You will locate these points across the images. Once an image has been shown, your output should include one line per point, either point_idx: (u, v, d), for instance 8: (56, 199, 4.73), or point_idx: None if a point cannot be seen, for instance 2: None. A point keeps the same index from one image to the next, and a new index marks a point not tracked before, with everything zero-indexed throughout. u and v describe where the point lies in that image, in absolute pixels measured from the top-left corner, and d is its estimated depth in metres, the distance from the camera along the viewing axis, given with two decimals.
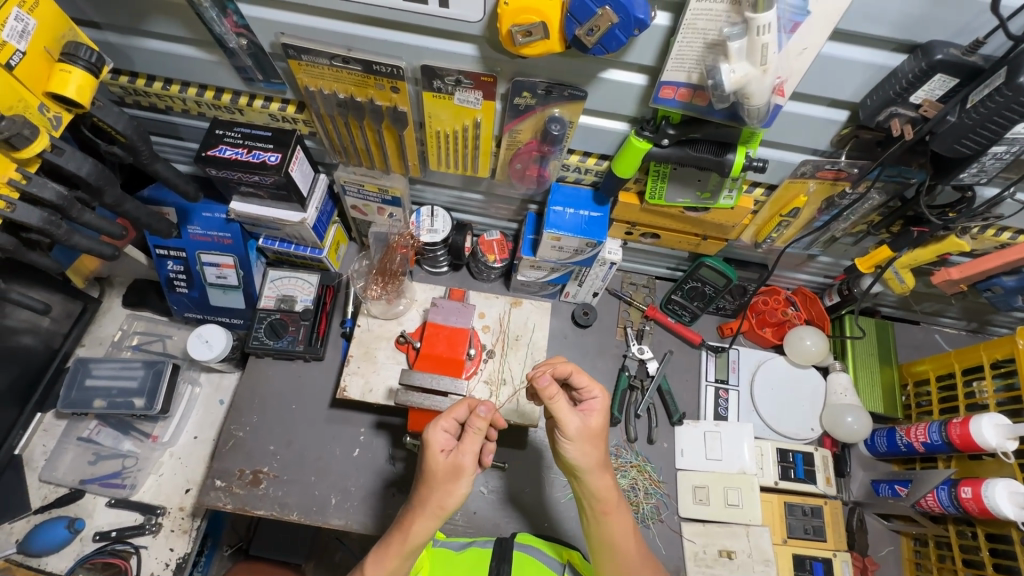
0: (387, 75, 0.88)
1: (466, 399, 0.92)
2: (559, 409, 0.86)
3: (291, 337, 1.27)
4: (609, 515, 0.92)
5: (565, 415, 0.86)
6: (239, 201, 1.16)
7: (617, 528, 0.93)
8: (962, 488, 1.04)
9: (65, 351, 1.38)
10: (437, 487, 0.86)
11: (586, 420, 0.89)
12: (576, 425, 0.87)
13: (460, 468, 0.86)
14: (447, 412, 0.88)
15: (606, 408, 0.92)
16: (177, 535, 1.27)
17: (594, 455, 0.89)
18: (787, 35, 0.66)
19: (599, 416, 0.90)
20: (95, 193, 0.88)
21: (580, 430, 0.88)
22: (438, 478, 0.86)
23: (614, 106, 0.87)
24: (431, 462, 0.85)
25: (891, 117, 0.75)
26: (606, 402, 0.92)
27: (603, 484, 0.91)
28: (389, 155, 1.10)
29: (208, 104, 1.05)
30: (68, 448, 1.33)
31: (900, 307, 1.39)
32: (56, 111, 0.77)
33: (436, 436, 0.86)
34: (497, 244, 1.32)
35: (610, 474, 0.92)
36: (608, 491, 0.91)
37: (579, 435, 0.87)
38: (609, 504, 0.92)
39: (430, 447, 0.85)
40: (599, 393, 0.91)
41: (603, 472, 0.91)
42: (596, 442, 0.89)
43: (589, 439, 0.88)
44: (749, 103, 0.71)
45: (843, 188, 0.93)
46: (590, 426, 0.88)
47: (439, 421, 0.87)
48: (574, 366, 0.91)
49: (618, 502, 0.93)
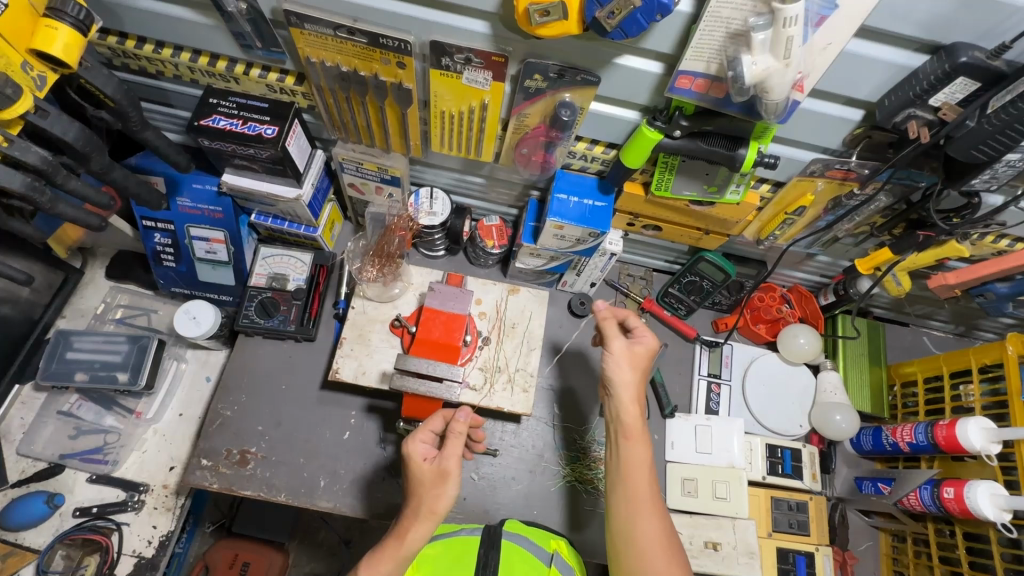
0: (393, 49, 0.84)
1: (444, 411, 0.98)
2: (607, 330, 0.99)
3: (283, 316, 1.24)
4: (631, 441, 0.96)
5: (612, 336, 0.99)
6: (232, 174, 1.12)
7: (637, 456, 0.95)
8: (945, 488, 1.06)
9: (46, 322, 1.34)
10: (428, 490, 0.91)
11: (632, 346, 0.99)
12: (621, 348, 0.98)
13: (445, 473, 0.91)
14: (423, 426, 0.94)
15: (650, 349, 1.00)
16: (160, 512, 1.25)
17: (629, 379, 0.98)
18: (812, 29, 0.65)
19: (643, 348, 0.99)
20: (81, 159, 0.84)
21: (623, 350, 0.98)
22: (425, 484, 0.91)
23: (627, 94, 0.85)
24: (415, 472, 0.92)
25: (908, 118, 0.74)
26: (655, 344, 1.00)
27: (628, 412, 0.97)
28: (390, 132, 1.06)
29: (201, 71, 1.00)
30: (47, 422, 1.30)
31: (891, 308, 1.41)
32: (40, 70, 0.72)
33: (415, 448, 0.93)
34: (496, 230, 1.30)
35: (639, 407, 0.98)
36: (633, 419, 0.96)
37: (620, 353, 0.98)
38: (633, 431, 0.96)
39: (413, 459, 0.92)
40: (647, 335, 1.00)
41: (634, 398, 0.97)
42: (635, 371, 0.99)
43: (627, 360, 0.98)
44: (767, 97, 0.69)
45: (851, 189, 0.92)
46: (631, 351, 0.98)
47: (420, 434, 0.93)
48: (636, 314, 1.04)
49: (642, 432, 0.96)
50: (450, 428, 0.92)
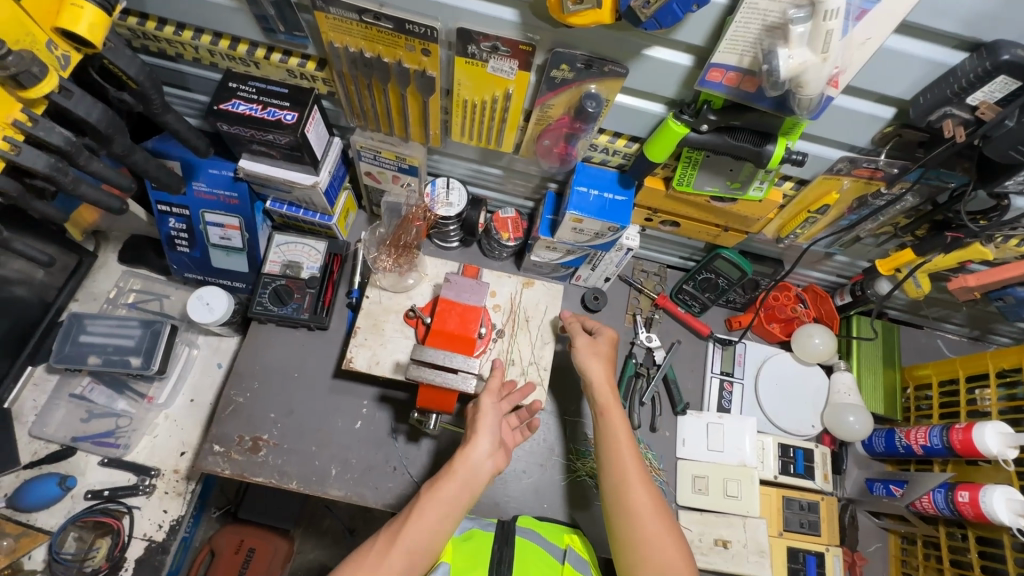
0: (419, 36, 0.83)
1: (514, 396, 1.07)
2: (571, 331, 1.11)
3: (296, 304, 1.23)
4: (606, 414, 1.01)
5: (576, 334, 1.10)
6: (249, 160, 1.12)
7: (616, 425, 0.99)
8: (960, 492, 1.06)
9: (59, 305, 1.33)
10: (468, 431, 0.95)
11: (594, 341, 1.10)
12: (583, 342, 1.09)
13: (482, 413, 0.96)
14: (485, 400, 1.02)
15: (612, 342, 1.11)
16: (171, 497, 1.26)
17: (598, 368, 1.06)
18: (852, 23, 0.64)
19: (605, 339, 1.10)
20: (103, 141, 0.83)
21: (587, 345, 1.09)
22: (470, 424, 0.95)
23: (654, 87, 0.84)
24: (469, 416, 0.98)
25: (944, 117, 0.73)
26: (614, 336, 1.11)
27: (601, 389, 1.04)
28: (410, 121, 1.05)
29: (222, 54, 0.99)
30: (59, 404, 1.30)
31: (907, 311, 1.40)
32: (65, 50, 0.72)
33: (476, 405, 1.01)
34: (512, 222, 1.29)
35: (610, 385, 1.04)
36: (605, 395, 1.03)
37: (585, 346, 1.08)
38: (608, 403, 1.02)
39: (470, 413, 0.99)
40: (609, 331, 1.12)
41: (605, 379, 1.05)
42: (603, 362, 1.07)
43: (591, 352, 1.08)
44: (802, 92, 0.68)
45: (878, 188, 0.91)
46: (592, 346, 1.09)
47: (486, 398, 1.02)
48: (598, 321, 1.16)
49: (616, 405, 1.02)
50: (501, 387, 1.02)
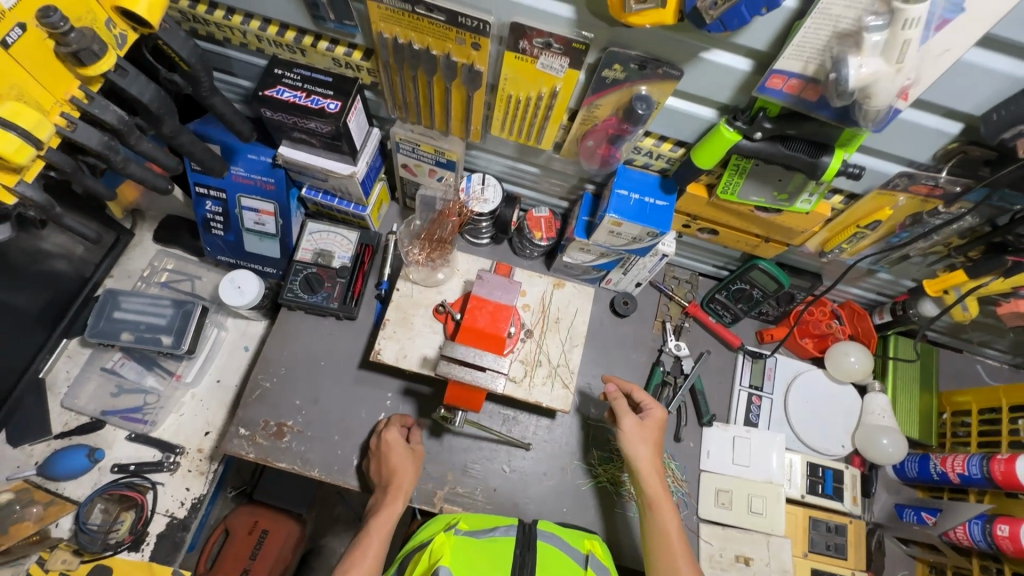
0: (471, 29, 0.82)
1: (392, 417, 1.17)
2: (618, 407, 1.04)
3: (326, 293, 1.23)
4: (656, 510, 1.02)
5: (624, 414, 1.04)
6: (288, 147, 1.12)
7: (667, 524, 1.01)
8: (999, 524, 1.02)
9: (95, 280, 1.36)
10: (396, 467, 1.07)
11: (642, 421, 1.04)
12: (631, 423, 1.03)
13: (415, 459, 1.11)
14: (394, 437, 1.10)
15: (659, 424, 1.06)
16: (193, 475, 1.27)
17: (645, 452, 1.03)
18: (930, 33, 0.61)
19: (653, 422, 1.05)
20: (153, 121, 0.84)
21: (635, 428, 1.03)
22: (406, 460, 1.09)
23: (708, 91, 0.82)
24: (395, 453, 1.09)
25: (1018, 136, 0.69)
26: (661, 417, 1.06)
27: (650, 482, 1.02)
28: (452, 115, 1.04)
29: (269, 40, 0.99)
30: (91, 377, 1.32)
31: (947, 333, 1.35)
32: (123, 29, 0.72)
33: (391, 436, 1.11)
34: (545, 222, 1.27)
35: (659, 475, 1.03)
36: (655, 489, 1.02)
37: (634, 430, 1.03)
38: (657, 500, 1.02)
39: (391, 444, 1.09)
40: (657, 409, 1.07)
41: (653, 469, 1.03)
42: (650, 443, 1.04)
43: (639, 437, 1.03)
44: (869, 103, 0.66)
45: (934, 207, 0.88)
46: (641, 429, 1.04)
47: (393, 426, 1.13)
48: (635, 385, 1.11)
49: (664, 499, 1.02)
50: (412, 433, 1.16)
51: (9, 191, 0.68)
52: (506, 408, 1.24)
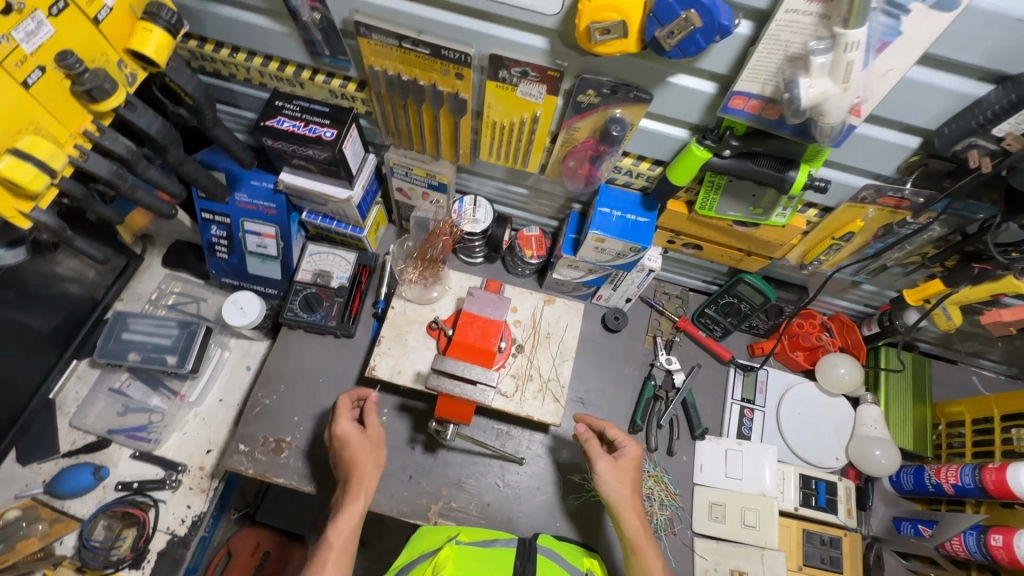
0: (453, 61, 0.88)
1: (353, 394, 1.12)
2: (592, 450, 1.05)
3: (325, 312, 1.28)
4: (642, 556, 1.00)
5: (598, 457, 1.04)
6: (289, 173, 1.18)
7: (653, 569, 0.99)
8: (993, 535, 1.01)
9: (106, 303, 1.42)
10: (361, 461, 1.04)
11: (617, 462, 1.05)
12: (606, 465, 1.04)
13: (376, 437, 1.08)
14: (341, 411, 1.08)
15: (635, 461, 1.06)
16: (194, 493, 1.30)
17: (623, 492, 1.03)
18: (873, 55, 0.65)
19: (628, 461, 1.05)
20: (160, 151, 0.90)
21: (611, 469, 1.03)
22: (362, 451, 1.05)
23: (678, 113, 0.86)
24: (353, 447, 1.05)
25: (969, 147, 0.73)
26: (637, 454, 1.07)
27: (631, 524, 1.01)
28: (441, 140, 1.10)
29: (270, 75, 1.06)
30: (99, 397, 1.37)
31: (939, 344, 1.36)
32: (132, 68, 0.79)
33: (344, 429, 1.06)
34: (535, 240, 1.32)
35: (638, 516, 1.02)
36: (637, 532, 1.01)
37: (609, 472, 1.03)
38: (639, 545, 1.01)
39: (347, 438, 1.05)
40: (631, 446, 1.07)
41: (632, 511, 1.02)
42: (626, 482, 1.04)
43: (616, 479, 1.03)
44: (823, 121, 0.70)
45: (904, 217, 0.91)
46: (618, 471, 1.04)
47: (344, 415, 1.08)
48: (607, 423, 1.11)
49: (648, 542, 1.02)
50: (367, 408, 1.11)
51: (24, 216, 0.73)
52: (500, 423, 1.26)
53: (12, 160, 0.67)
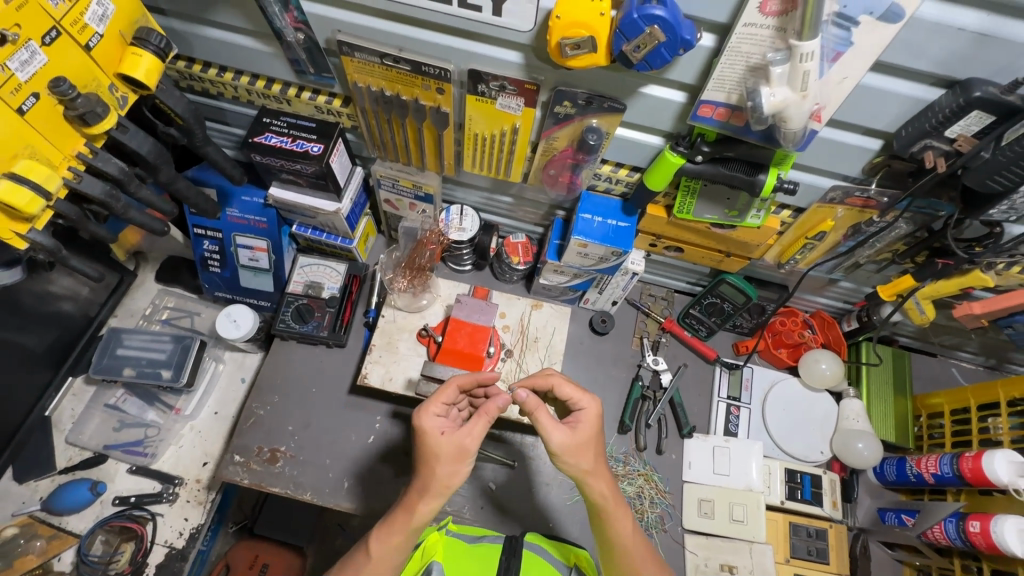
0: (434, 76, 0.91)
1: (454, 381, 0.89)
2: (541, 423, 0.84)
3: (317, 322, 1.30)
4: (612, 519, 0.89)
5: (551, 429, 0.84)
6: (278, 188, 1.20)
7: (625, 532, 0.89)
8: (971, 521, 1.04)
9: (100, 320, 1.43)
10: (449, 473, 0.81)
11: (572, 434, 0.85)
12: (561, 438, 0.84)
13: (466, 450, 0.81)
14: (436, 397, 0.85)
15: (596, 421, 0.88)
16: (192, 505, 1.31)
17: (586, 463, 0.85)
18: (828, 64, 0.69)
19: (586, 424, 0.87)
20: (151, 170, 0.93)
21: (567, 441, 0.84)
22: (440, 457, 0.81)
23: (651, 121, 0.90)
24: (430, 446, 0.81)
25: (925, 149, 0.76)
26: (597, 414, 0.88)
27: (599, 492, 0.87)
28: (426, 152, 1.13)
29: (258, 93, 1.09)
30: (94, 414, 1.38)
31: (918, 338, 1.40)
32: (123, 91, 0.82)
33: (430, 423, 0.82)
34: (522, 247, 1.35)
35: (609, 481, 0.87)
36: (605, 497, 0.87)
37: (566, 444, 0.84)
38: (610, 510, 0.88)
39: (446, 447, 0.81)
40: (589, 405, 0.88)
41: (599, 476, 0.87)
42: (587, 454, 0.86)
43: (575, 452, 0.85)
44: (786, 126, 0.73)
45: (871, 216, 0.95)
46: (575, 440, 0.85)
47: (437, 408, 0.83)
48: (556, 378, 0.91)
49: (618, 504, 0.88)
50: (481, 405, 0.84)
51: (22, 238, 0.76)
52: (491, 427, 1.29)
53: (9, 184, 0.70)
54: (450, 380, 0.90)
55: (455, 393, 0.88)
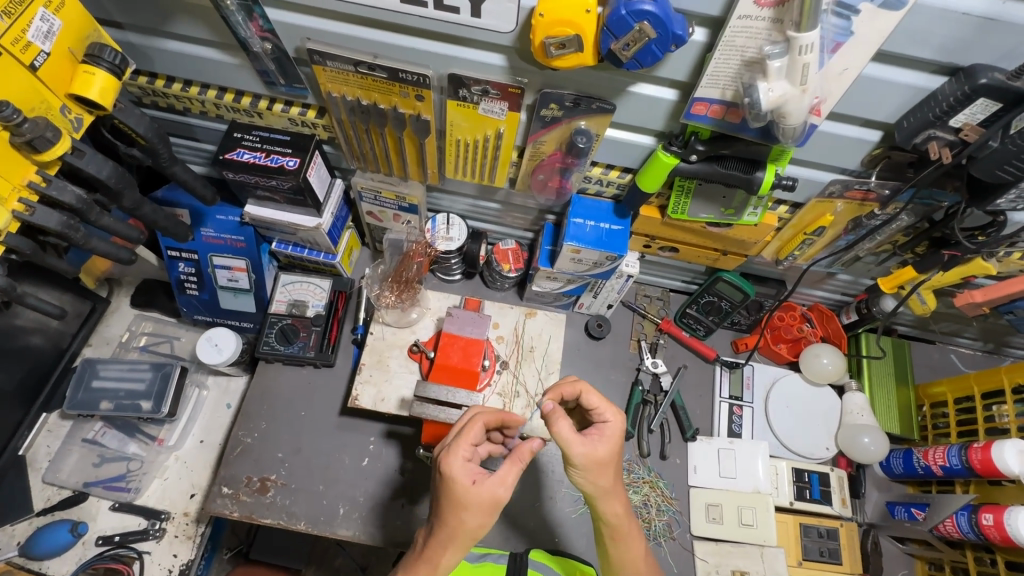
0: (412, 83, 0.87)
1: (481, 419, 0.86)
2: (562, 437, 0.80)
3: (302, 343, 1.25)
4: (621, 539, 0.88)
5: (574, 445, 0.80)
6: (254, 205, 1.15)
7: (635, 552, 0.89)
8: (983, 514, 1.02)
9: (73, 351, 1.37)
10: (473, 520, 0.79)
11: (594, 447, 0.81)
12: (582, 453, 0.80)
13: (497, 501, 0.79)
14: (464, 438, 0.82)
15: (619, 435, 0.85)
16: (180, 540, 1.26)
17: (606, 481, 0.83)
18: (828, 55, 0.66)
19: (610, 445, 0.83)
20: (113, 196, 0.87)
21: (589, 457, 0.80)
22: (468, 507, 0.79)
23: (642, 121, 0.86)
24: (459, 495, 0.79)
25: (929, 139, 0.73)
26: (619, 429, 0.85)
27: (612, 511, 0.85)
28: (408, 161, 1.08)
29: (227, 107, 1.04)
30: (72, 449, 1.31)
31: (917, 326, 1.38)
32: (77, 113, 0.76)
33: (459, 466, 0.80)
34: (512, 253, 1.30)
35: (622, 501, 0.86)
36: (619, 516, 0.86)
37: (588, 462, 0.81)
38: (620, 531, 0.87)
39: (472, 495, 0.79)
40: (613, 425, 0.85)
41: (615, 495, 0.85)
42: (607, 471, 0.82)
43: (596, 468, 0.81)
44: (785, 122, 0.70)
45: (872, 209, 0.92)
46: (597, 455, 0.81)
47: (460, 451, 0.81)
48: (583, 386, 0.87)
49: (630, 526, 0.87)
50: (515, 451, 0.82)
51: None
52: None
53: None
54: (478, 415, 0.88)
55: (478, 430, 0.85)
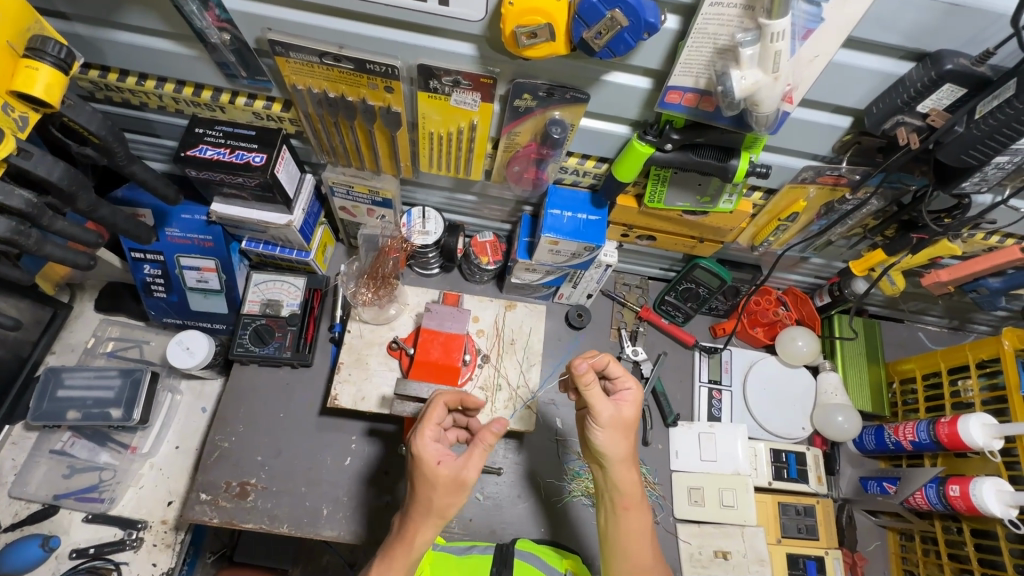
0: (380, 74, 0.84)
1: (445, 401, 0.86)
2: (594, 398, 0.85)
3: (278, 343, 1.22)
4: (630, 510, 0.91)
5: (600, 404, 0.86)
6: (220, 203, 1.10)
7: (638, 523, 0.92)
8: (950, 486, 1.06)
9: (35, 360, 1.31)
10: (441, 500, 0.81)
11: (619, 409, 0.88)
12: (610, 413, 0.86)
13: (463, 482, 0.81)
14: (429, 421, 0.83)
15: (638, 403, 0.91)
16: (159, 549, 1.22)
17: (625, 444, 0.89)
18: (799, 42, 0.66)
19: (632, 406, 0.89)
20: (67, 199, 0.83)
21: (612, 419, 0.87)
22: (437, 487, 0.81)
23: (616, 110, 0.85)
24: (427, 476, 0.80)
25: (897, 125, 0.74)
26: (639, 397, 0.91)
27: (625, 478, 0.90)
28: (380, 154, 1.05)
29: (186, 101, 0.99)
30: (40, 461, 1.26)
31: (886, 306, 1.42)
32: (22, 111, 0.71)
33: (426, 449, 0.81)
34: (490, 245, 1.28)
35: (634, 470, 0.91)
36: (628, 485, 0.91)
37: (611, 423, 0.87)
38: (630, 499, 0.91)
39: (437, 478, 0.80)
40: (634, 391, 0.90)
41: (628, 463, 0.90)
42: (626, 433, 0.89)
43: (617, 429, 0.87)
44: (757, 110, 0.69)
45: (843, 195, 0.94)
46: (622, 417, 0.87)
47: (427, 431, 0.82)
48: (610, 356, 0.91)
49: (640, 497, 0.92)
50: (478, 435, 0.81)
51: None
52: None
53: None
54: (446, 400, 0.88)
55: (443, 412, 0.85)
